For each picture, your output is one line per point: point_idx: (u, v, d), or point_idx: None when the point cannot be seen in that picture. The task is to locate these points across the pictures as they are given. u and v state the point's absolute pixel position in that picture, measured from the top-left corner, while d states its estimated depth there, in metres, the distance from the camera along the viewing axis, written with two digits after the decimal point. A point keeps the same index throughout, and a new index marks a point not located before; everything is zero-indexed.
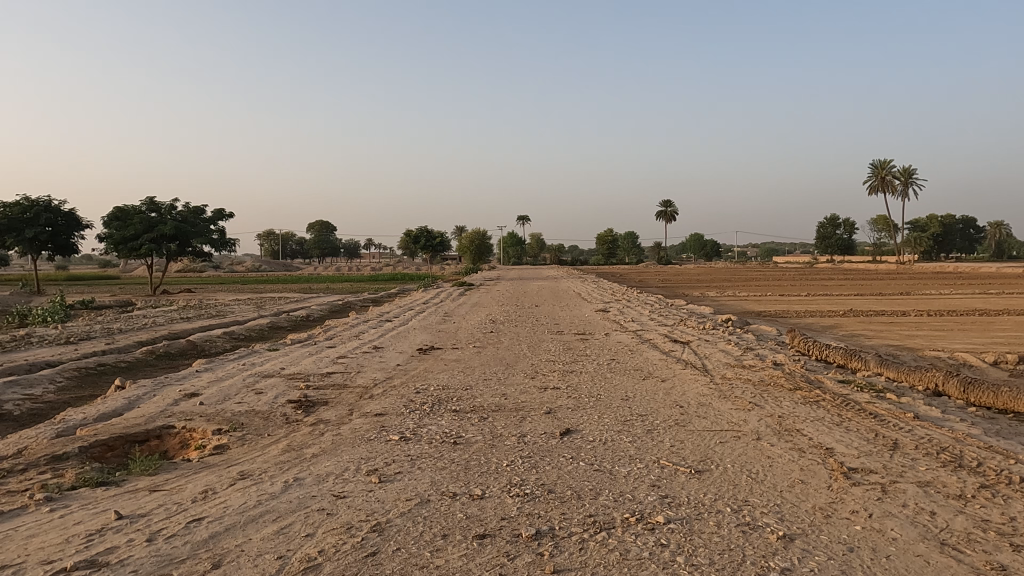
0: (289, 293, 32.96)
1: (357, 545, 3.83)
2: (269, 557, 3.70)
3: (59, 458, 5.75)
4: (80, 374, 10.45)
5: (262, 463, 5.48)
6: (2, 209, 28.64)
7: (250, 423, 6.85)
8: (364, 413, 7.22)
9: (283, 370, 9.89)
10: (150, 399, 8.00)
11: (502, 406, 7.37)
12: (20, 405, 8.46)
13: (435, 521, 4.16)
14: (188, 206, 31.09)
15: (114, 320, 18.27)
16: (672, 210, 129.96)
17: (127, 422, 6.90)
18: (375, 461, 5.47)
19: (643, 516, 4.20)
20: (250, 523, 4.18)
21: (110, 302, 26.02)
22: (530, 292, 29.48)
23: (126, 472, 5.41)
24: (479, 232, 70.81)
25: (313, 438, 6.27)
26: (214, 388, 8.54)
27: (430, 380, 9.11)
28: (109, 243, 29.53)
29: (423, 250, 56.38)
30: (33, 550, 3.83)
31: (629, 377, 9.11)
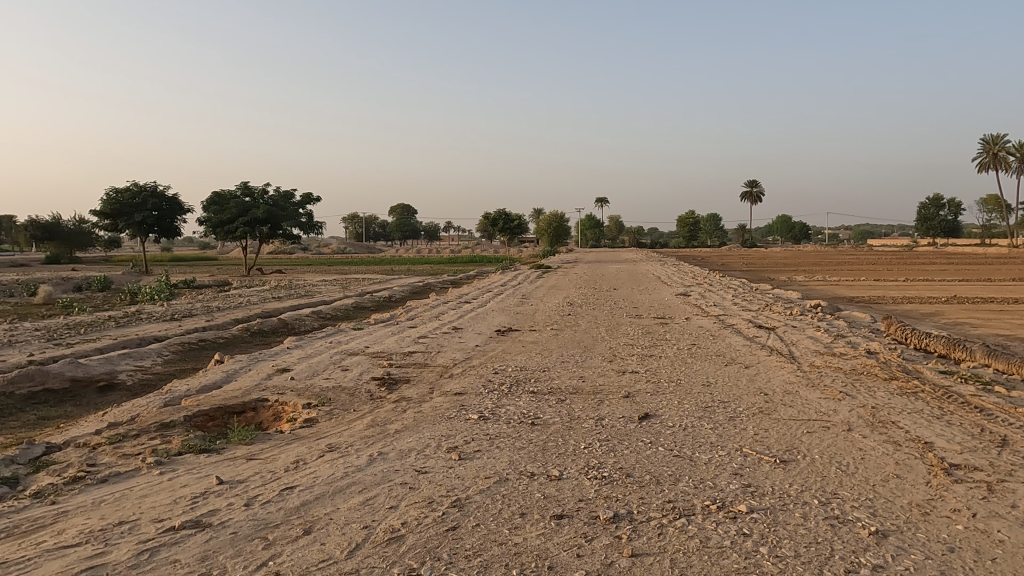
0: (372, 274, 34.09)
1: (437, 519, 3.94)
2: (356, 527, 3.87)
3: (166, 426, 6.20)
4: (184, 348, 11.22)
5: (348, 437, 5.73)
6: (115, 195, 30.92)
7: (336, 398, 7.15)
8: (444, 392, 7.40)
9: (367, 349, 10.25)
10: (246, 373, 8.51)
11: (580, 389, 7.36)
12: (132, 376, 9.17)
13: (514, 500, 4.22)
14: (278, 190, 32.45)
15: (212, 299, 19.41)
16: (756, 193, 124.18)
17: (226, 394, 7.36)
18: (455, 438, 5.60)
19: (725, 504, 4.11)
20: (338, 493, 4.39)
21: (208, 282, 27.61)
22: (608, 275, 29.30)
23: (226, 440, 5.78)
24: (558, 215, 70.46)
25: (395, 414, 6.48)
26: (304, 364, 8.97)
27: (508, 361, 9.20)
28: (208, 226, 31.34)
29: (502, 233, 56.69)
30: (146, 509, 4.17)
31: (711, 362, 8.90)
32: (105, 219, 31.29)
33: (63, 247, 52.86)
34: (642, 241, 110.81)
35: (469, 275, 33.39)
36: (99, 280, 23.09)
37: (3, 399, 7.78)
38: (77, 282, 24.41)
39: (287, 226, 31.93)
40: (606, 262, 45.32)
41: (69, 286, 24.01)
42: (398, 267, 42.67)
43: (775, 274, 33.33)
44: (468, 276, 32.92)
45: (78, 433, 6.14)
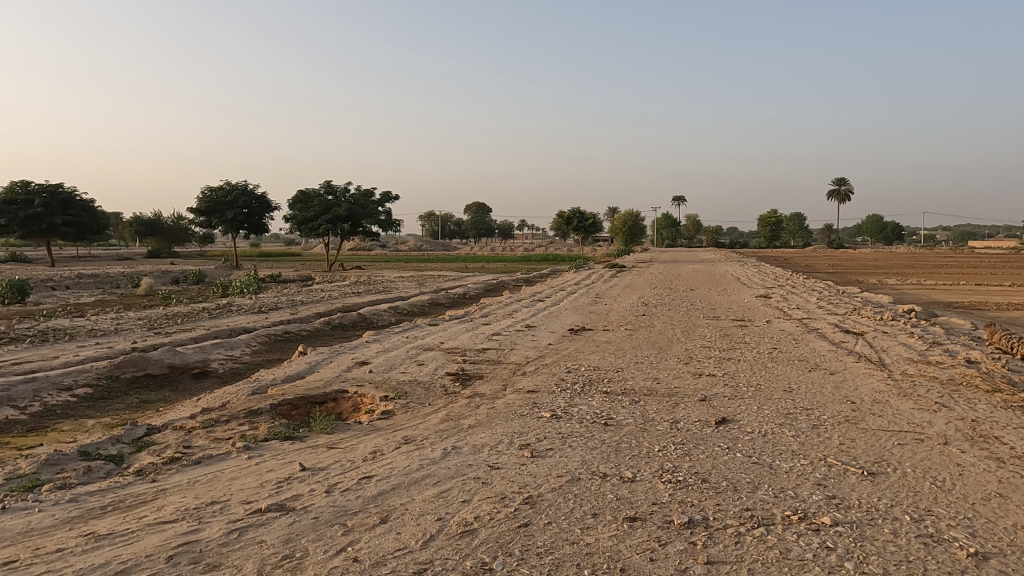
0: (447, 271, 34.72)
1: (510, 515, 3.97)
2: (430, 518, 3.95)
3: (254, 413, 6.53)
4: (270, 339, 11.78)
5: (423, 430, 5.86)
6: (209, 193, 32.75)
7: (412, 392, 7.33)
8: (517, 389, 7.44)
9: (442, 344, 10.44)
10: (327, 365, 8.85)
11: (654, 391, 7.25)
12: (223, 365, 9.70)
13: (586, 499, 4.21)
14: (359, 189, 33.45)
15: (297, 293, 20.24)
16: (845, 191, 118.26)
17: (309, 384, 7.68)
18: (528, 435, 5.62)
19: (807, 515, 3.95)
20: (413, 485, 4.49)
21: (293, 277, 28.83)
22: (685, 275, 28.62)
23: (308, 429, 6.03)
24: (634, 214, 69.47)
25: (469, 409, 6.58)
26: (381, 358, 9.23)
27: (582, 360, 9.16)
28: (294, 224, 32.76)
29: (576, 232, 56.41)
30: (235, 491, 4.40)
31: (793, 368, 8.56)
32: (200, 216, 33.20)
33: (163, 243, 56.43)
34: (720, 240, 107.87)
35: (543, 273, 33.42)
36: (194, 273, 24.51)
37: (110, 383, 8.40)
38: (175, 275, 26.01)
39: (367, 224, 32.90)
40: (682, 261, 44.30)
41: (168, 279, 25.63)
42: (472, 265, 43.17)
43: (865, 276, 31.66)
44: (542, 274, 32.99)
45: (175, 417, 6.54)
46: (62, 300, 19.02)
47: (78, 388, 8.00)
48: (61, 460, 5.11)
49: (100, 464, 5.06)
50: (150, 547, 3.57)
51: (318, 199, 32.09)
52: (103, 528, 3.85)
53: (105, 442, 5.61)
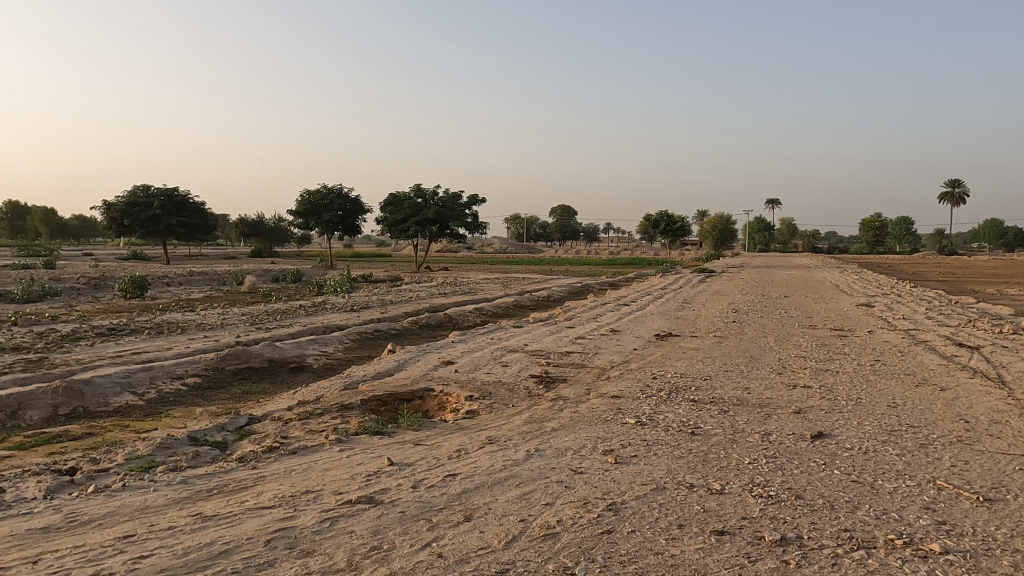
0: (531, 274, 34.86)
1: (593, 521, 3.94)
2: (513, 519, 3.98)
3: (346, 407, 6.80)
4: (361, 337, 12.24)
5: (507, 431, 5.90)
6: (308, 196, 34.41)
7: (497, 393, 7.40)
8: (601, 393, 7.36)
9: (526, 346, 10.48)
10: (414, 363, 9.09)
11: (744, 401, 6.98)
12: (317, 360, 10.16)
13: (671, 510, 4.10)
14: (448, 192, 34.12)
15: (386, 293, 20.91)
16: (960, 192, 109.63)
17: (397, 382, 7.91)
18: (612, 441, 5.55)
19: (914, 541, 3.69)
20: (496, 485, 4.54)
21: (383, 277, 29.80)
22: (779, 282, 27.46)
23: (396, 425, 6.21)
24: (724, 216, 66.94)
25: (552, 412, 6.58)
26: (466, 358, 9.39)
27: (668, 367, 8.96)
28: (385, 225, 33.88)
29: (663, 235, 55.13)
30: (328, 481, 4.60)
31: (898, 382, 8.02)
32: (299, 218, 34.91)
33: (265, 244, 59.77)
34: (818, 245, 102.67)
35: (628, 277, 32.92)
36: (293, 272, 25.80)
37: (216, 373, 8.97)
38: (275, 273, 27.48)
39: (454, 227, 33.51)
40: (775, 267, 42.45)
41: (269, 277, 27.11)
42: (556, 268, 43.14)
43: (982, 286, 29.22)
44: (626, 278, 32.51)
45: (274, 408, 6.91)
46: (175, 295, 20.52)
47: (188, 378, 8.59)
48: (173, 443, 5.51)
49: (207, 449, 5.41)
50: (250, 530, 3.78)
51: (408, 202, 32.99)
52: (209, 509, 4.12)
53: (212, 429, 6.00)
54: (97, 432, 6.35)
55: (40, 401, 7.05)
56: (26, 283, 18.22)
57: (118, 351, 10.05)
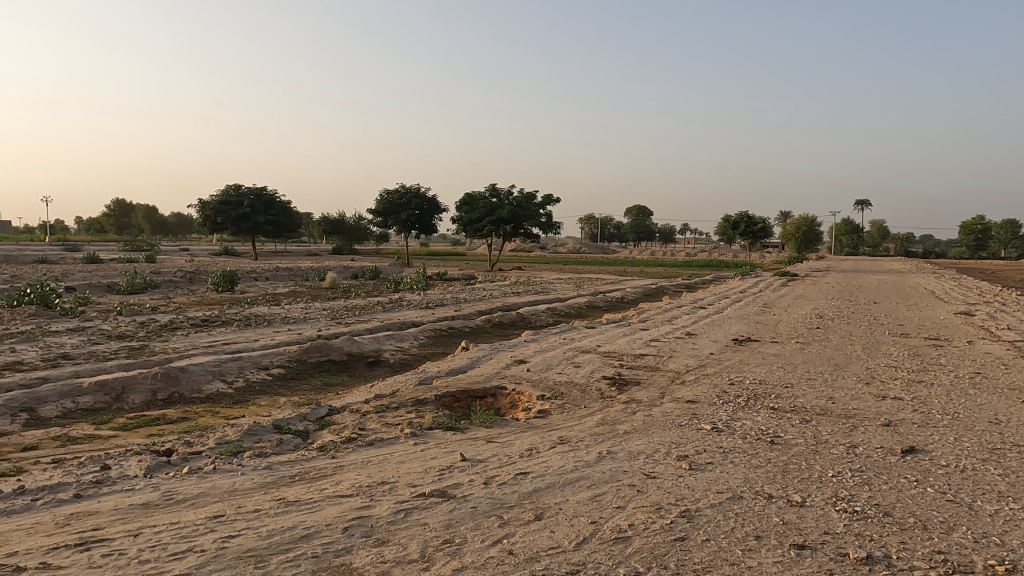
0: (605, 274, 34.55)
1: (666, 527, 3.87)
2: (584, 520, 3.95)
3: (421, 402, 6.95)
4: (435, 334, 12.48)
5: (579, 432, 5.87)
6: (387, 196, 35.36)
7: (569, 393, 7.38)
8: (676, 398, 7.22)
9: (599, 348, 10.39)
10: (487, 361, 9.19)
11: (828, 411, 6.67)
12: (393, 355, 10.44)
13: (748, 520, 3.97)
14: (523, 191, 34.22)
15: (460, 291, 21.22)
16: None
17: (471, 378, 8.02)
18: (686, 447, 5.43)
19: (1017, 568, 3.43)
20: (567, 485, 4.52)
21: (458, 276, 30.28)
22: (867, 287, 26.16)
23: (469, 421, 6.30)
24: (808, 218, 64.25)
25: (625, 415, 6.50)
26: (539, 358, 9.40)
27: (747, 373, 8.67)
28: (460, 224, 34.41)
29: (743, 236, 53.42)
30: (403, 474, 4.72)
31: (1001, 397, 7.46)
32: (379, 217, 35.92)
33: (346, 242, 61.86)
34: (911, 249, 96.96)
35: (706, 280, 32.07)
36: (371, 269, 26.56)
37: (298, 365, 9.36)
38: (355, 270, 28.41)
39: (528, 226, 33.61)
40: (863, 272, 40.41)
41: (349, 274, 28.03)
42: (630, 269, 42.60)
43: None
44: (704, 280, 31.71)
45: (352, 400, 7.15)
46: (262, 289, 21.51)
47: (273, 368, 9.01)
48: (259, 430, 5.79)
49: (290, 437, 5.66)
50: (329, 517, 3.93)
51: (483, 201, 33.34)
52: (291, 495, 4.30)
53: (295, 418, 6.27)
54: (191, 417, 6.77)
55: (141, 385, 7.56)
56: (130, 276, 19.56)
57: (210, 341, 10.65)
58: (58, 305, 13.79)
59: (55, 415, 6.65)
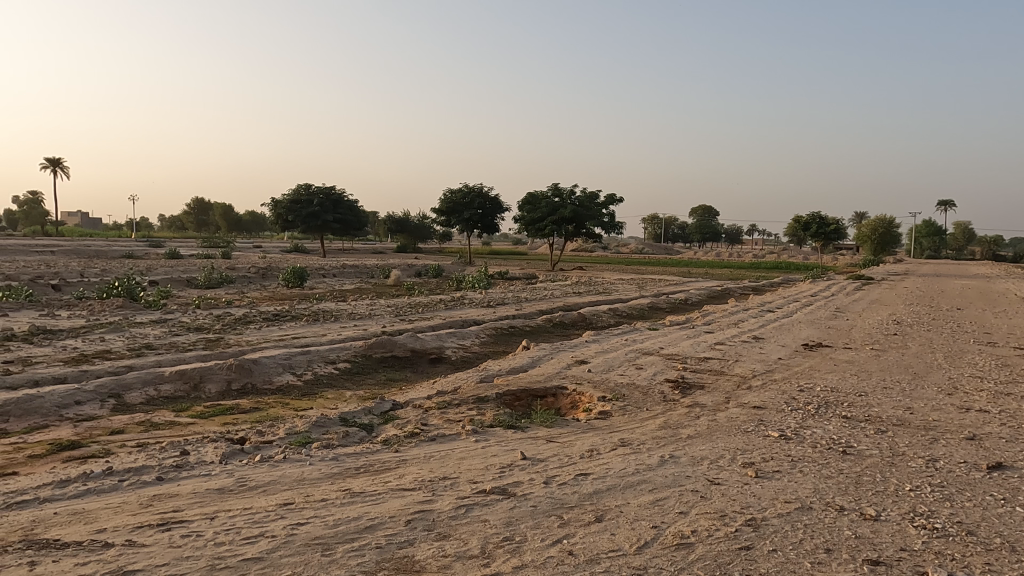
0: (668, 276, 33.95)
1: (730, 535, 3.77)
2: (645, 524, 3.90)
3: (482, 399, 7.01)
4: (496, 332, 12.57)
5: (640, 435, 5.80)
6: (451, 195, 35.83)
7: (630, 395, 7.30)
8: (742, 403, 7.04)
9: (662, 350, 10.23)
10: (548, 361, 9.18)
11: (906, 421, 6.36)
12: (455, 352, 10.58)
13: (818, 532, 3.83)
14: (586, 191, 33.98)
15: (521, 290, 21.27)
16: None
17: (531, 378, 8.04)
18: (753, 454, 5.29)
19: None
20: (628, 488, 4.48)
21: (519, 275, 30.39)
22: (951, 292, 24.73)
23: (530, 420, 6.32)
24: (885, 219, 61.37)
25: (688, 419, 6.38)
26: (600, 359, 9.34)
27: (817, 379, 8.36)
28: (522, 224, 34.53)
29: (814, 238, 51.51)
30: (464, 470, 4.78)
31: None
32: (442, 216, 36.42)
33: (410, 240, 63.01)
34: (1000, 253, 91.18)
35: (774, 282, 31.09)
36: (434, 267, 27.00)
37: (364, 360, 9.60)
38: (418, 268, 28.92)
39: (591, 226, 33.38)
40: (946, 276, 38.33)
41: (412, 271, 28.57)
42: (694, 270, 41.78)
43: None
44: (772, 283, 30.75)
45: (415, 395, 7.29)
46: (330, 286, 22.16)
47: (340, 363, 9.28)
48: (326, 422, 5.98)
49: (355, 430, 5.81)
50: (393, 510, 4.02)
51: (545, 201, 33.33)
52: (356, 486, 4.42)
53: (360, 411, 6.44)
54: (263, 407, 7.05)
55: (217, 374, 7.92)
56: (208, 271, 20.52)
57: (281, 335, 11.07)
58: (142, 298, 14.61)
59: (139, 402, 7.05)
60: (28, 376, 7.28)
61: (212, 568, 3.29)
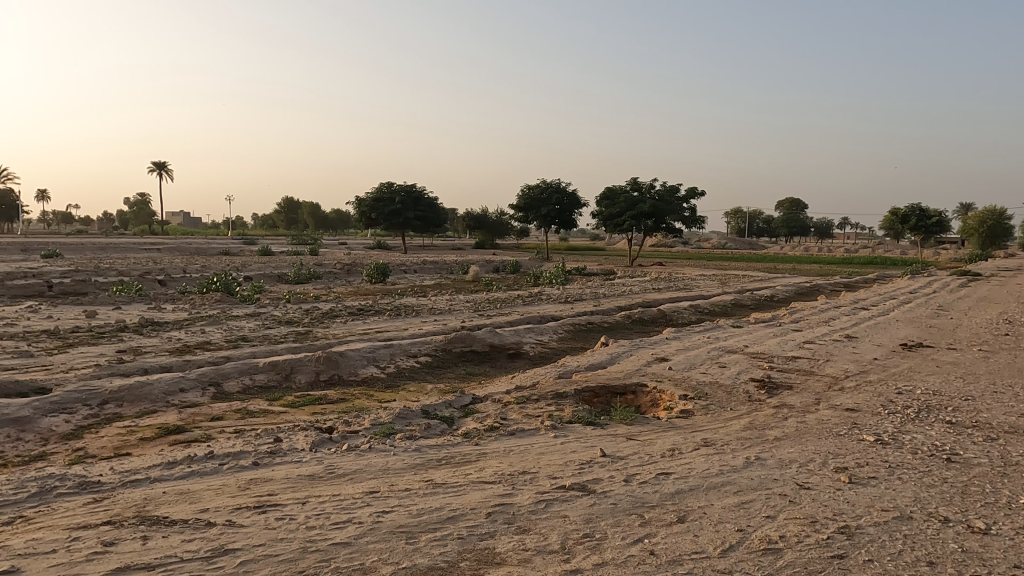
0: (753, 272, 32.79)
1: (822, 542, 3.61)
2: (730, 527, 3.79)
3: (561, 395, 7.01)
4: (575, 329, 12.52)
5: (725, 435, 5.64)
6: (528, 191, 35.95)
7: (713, 394, 7.10)
8: (834, 405, 6.71)
9: (746, 348, 9.89)
10: (627, 358, 9.07)
11: (1020, 429, 5.88)
12: (534, 348, 10.62)
13: (918, 543, 3.61)
14: (666, 185, 33.23)
15: (600, 286, 21.09)
16: None
17: (611, 374, 7.96)
18: (846, 458, 5.04)
19: None
20: (712, 489, 4.36)
21: (597, 270, 30.13)
22: None
23: (609, 417, 6.26)
24: (996, 210, 56.93)
25: (775, 420, 6.15)
26: (681, 356, 9.13)
27: (918, 382, 7.86)
28: (601, 219, 34.21)
29: (914, 232, 48.44)
30: (544, 465, 4.79)
31: None
32: (520, 212, 36.61)
33: (488, 237, 63.70)
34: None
35: (868, 278, 29.42)
36: (512, 263, 27.22)
37: (444, 354, 9.79)
38: (496, 264, 29.20)
39: (670, 220, 32.67)
40: None
41: (491, 267, 28.87)
42: (780, 266, 40.22)
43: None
44: (867, 279, 29.13)
45: (494, 390, 7.37)
46: (411, 282, 22.71)
47: (421, 356, 9.50)
48: (409, 414, 6.14)
49: (437, 422, 5.94)
50: (474, 502, 4.08)
51: (624, 195, 32.84)
52: (438, 477, 4.52)
53: (441, 404, 6.57)
54: (349, 398, 7.32)
55: (307, 366, 8.29)
56: (297, 267, 21.50)
57: (366, 329, 11.46)
58: (238, 292, 15.47)
59: (236, 390, 7.47)
60: (138, 364, 7.85)
61: (304, 550, 3.45)
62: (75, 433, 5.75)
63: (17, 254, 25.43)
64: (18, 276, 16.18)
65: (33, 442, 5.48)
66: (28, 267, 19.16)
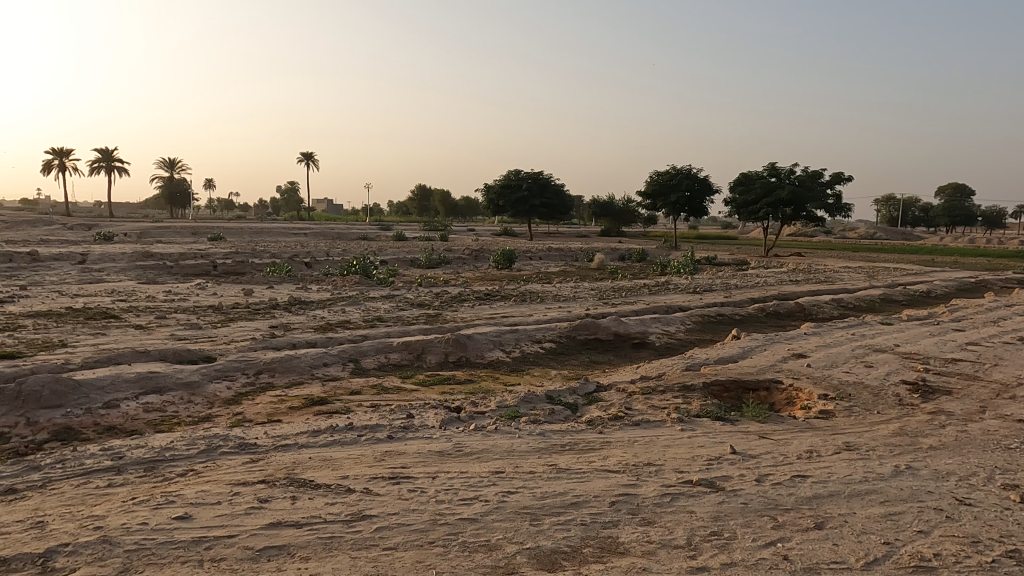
0: (905, 264, 30.02)
1: (984, 565, 3.26)
2: (875, 539, 3.52)
3: (688, 388, 6.80)
4: (703, 320, 12.08)
5: (871, 440, 5.22)
6: (658, 177, 35.06)
7: (858, 395, 6.59)
8: (1003, 415, 6.00)
9: (897, 348, 9.07)
10: (760, 352, 8.62)
11: None
12: (660, 338, 10.38)
13: None
14: (808, 170, 31.10)
15: (731, 276, 20.20)
16: None
17: (742, 369, 7.61)
18: (1017, 475, 4.50)
19: None
20: (855, 497, 4.06)
21: (729, 260, 28.85)
22: None
23: (740, 413, 6.00)
24: None
25: (930, 427, 5.60)
26: (821, 353, 8.54)
27: None
28: (734, 206, 32.73)
29: None
30: (670, 458, 4.68)
31: None
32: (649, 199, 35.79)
33: (615, 224, 62.78)
34: None
35: None
36: (638, 251, 26.72)
37: (568, 341, 9.82)
38: (622, 252, 28.78)
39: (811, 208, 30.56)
40: None
41: (617, 255, 28.49)
42: (941, 258, 36.38)
43: None
44: None
45: (619, 379, 7.30)
46: (537, 269, 22.91)
47: (545, 343, 9.58)
48: (533, 398, 6.23)
49: (560, 408, 5.98)
50: (598, 490, 4.07)
51: (760, 181, 31.14)
52: (562, 463, 4.55)
53: (565, 391, 6.60)
54: (475, 379, 7.55)
55: (437, 347, 8.63)
56: (429, 253, 22.39)
57: (492, 313, 11.73)
58: (375, 275, 16.35)
59: (372, 367, 7.94)
60: (288, 339, 8.55)
61: (434, 522, 3.61)
62: (235, 399, 6.38)
63: (190, 237, 28.53)
64: (189, 257, 18.13)
65: (201, 405, 6.15)
66: (198, 249, 21.42)
